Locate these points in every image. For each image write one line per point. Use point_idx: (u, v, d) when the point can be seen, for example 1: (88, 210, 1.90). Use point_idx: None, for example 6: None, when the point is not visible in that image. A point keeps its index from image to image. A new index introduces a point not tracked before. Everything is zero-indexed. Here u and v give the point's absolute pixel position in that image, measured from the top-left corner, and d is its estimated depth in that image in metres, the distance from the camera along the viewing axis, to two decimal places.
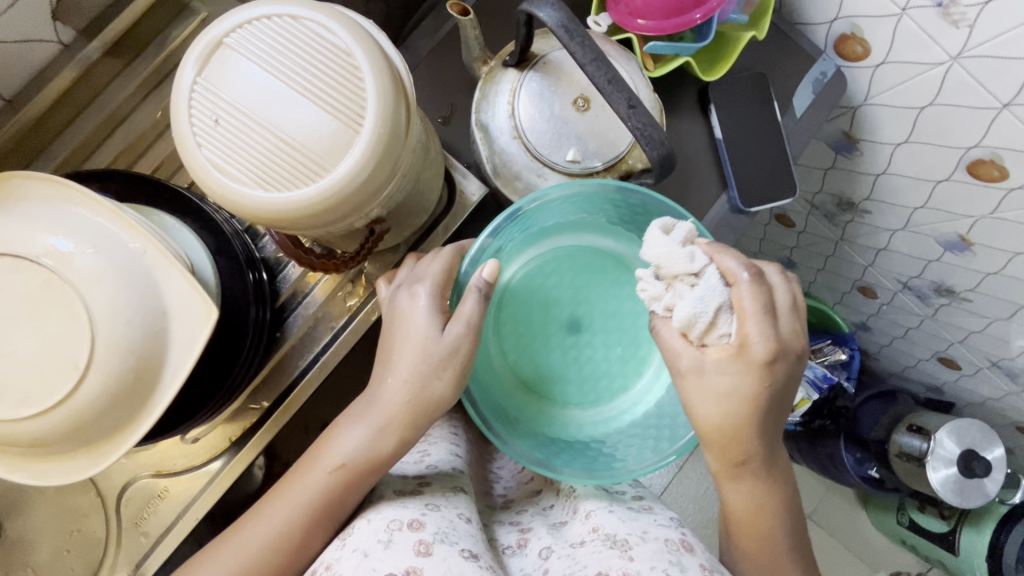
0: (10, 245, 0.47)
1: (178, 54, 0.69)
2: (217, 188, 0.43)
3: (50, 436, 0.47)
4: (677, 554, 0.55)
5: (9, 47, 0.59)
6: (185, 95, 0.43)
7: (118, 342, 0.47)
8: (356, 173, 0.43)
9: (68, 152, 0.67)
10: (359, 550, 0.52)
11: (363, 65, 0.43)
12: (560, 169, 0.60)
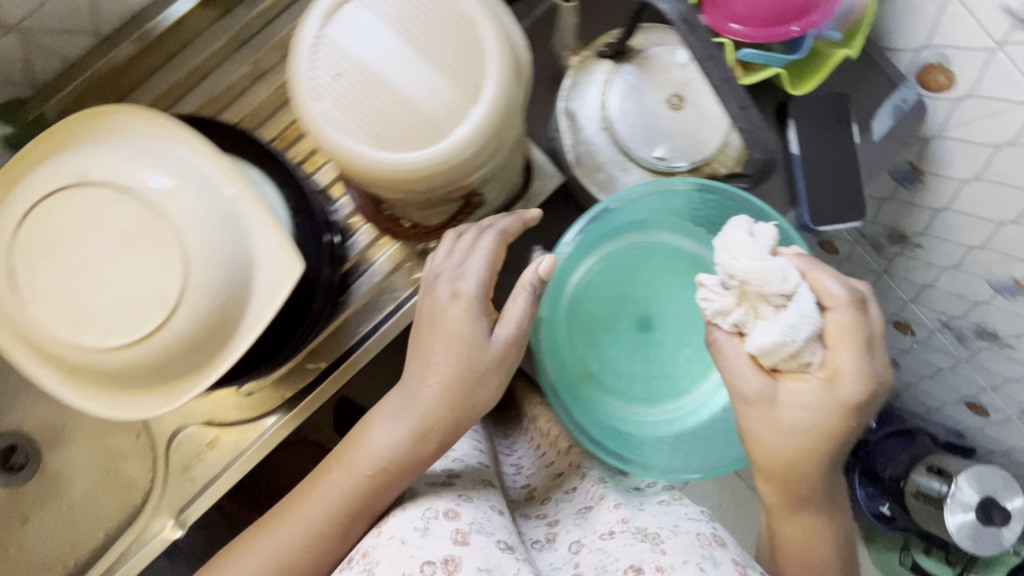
0: (110, 176, 0.47)
1: (271, 12, 0.69)
2: (328, 143, 0.43)
3: (132, 368, 0.48)
4: (709, 549, 0.54)
5: None
6: (308, 47, 0.43)
7: (208, 285, 0.48)
8: (467, 144, 0.43)
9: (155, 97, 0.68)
10: (397, 539, 0.54)
11: (486, 36, 0.43)
12: (645, 165, 0.60)
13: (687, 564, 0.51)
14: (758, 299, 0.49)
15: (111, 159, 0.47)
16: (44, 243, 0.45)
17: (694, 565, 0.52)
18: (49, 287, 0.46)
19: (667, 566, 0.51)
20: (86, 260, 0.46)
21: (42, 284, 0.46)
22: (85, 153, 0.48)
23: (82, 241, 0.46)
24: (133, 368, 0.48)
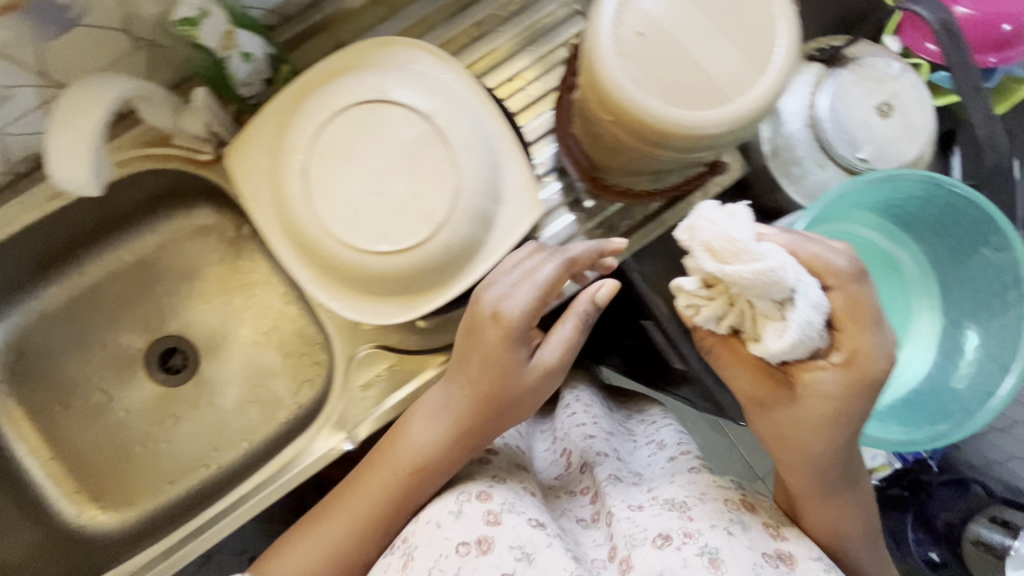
0: (399, 98, 0.51)
1: None
2: (619, 93, 0.47)
3: (387, 275, 0.52)
4: (736, 512, 0.52)
5: None
6: (615, 5, 0.47)
7: (469, 210, 0.52)
8: (747, 112, 0.46)
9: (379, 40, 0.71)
10: (433, 523, 0.54)
11: (779, 16, 0.47)
12: (843, 164, 0.64)
13: (716, 529, 0.50)
14: (753, 304, 0.42)
15: (402, 82, 0.52)
16: (341, 148, 0.50)
17: (721, 529, 0.50)
18: (337, 188, 0.50)
19: (695, 532, 0.50)
20: (372, 168, 0.50)
21: (332, 185, 0.50)
22: (379, 73, 0.52)
23: (372, 151, 0.50)
24: (387, 275, 0.52)
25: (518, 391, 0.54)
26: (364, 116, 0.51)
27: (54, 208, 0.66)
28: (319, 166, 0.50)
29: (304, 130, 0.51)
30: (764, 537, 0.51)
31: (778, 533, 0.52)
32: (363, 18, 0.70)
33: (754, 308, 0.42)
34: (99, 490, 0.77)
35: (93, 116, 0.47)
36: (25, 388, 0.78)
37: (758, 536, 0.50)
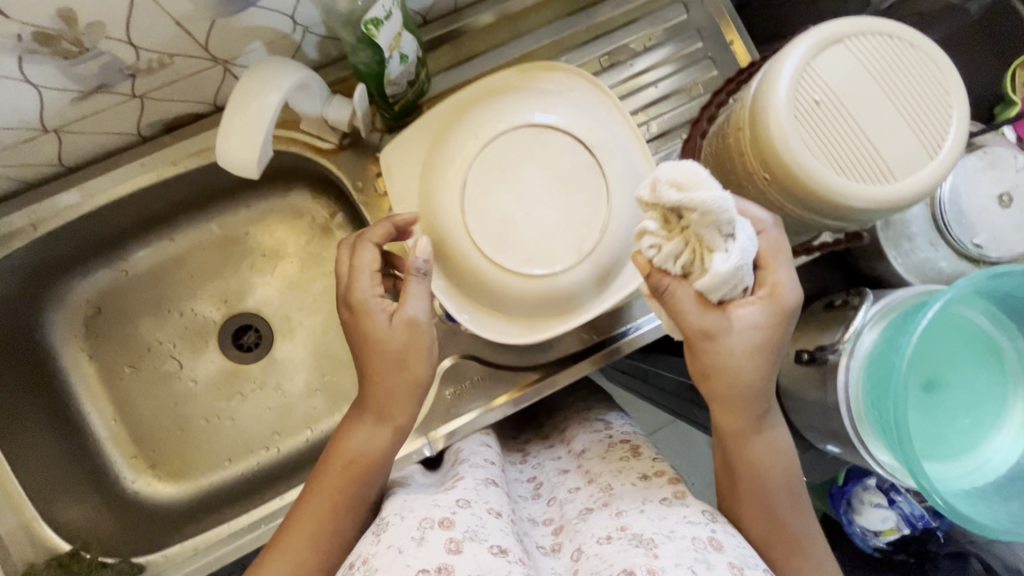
0: (563, 126, 0.53)
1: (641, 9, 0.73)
2: (790, 154, 0.47)
3: (522, 296, 0.53)
4: (703, 552, 0.45)
5: None
6: (798, 67, 0.48)
7: (613, 244, 0.53)
8: (912, 193, 0.47)
9: (517, 53, 0.71)
10: (394, 547, 0.45)
11: (954, 107, 0.48)
12: (956, 247, 0.65)
13: (680, 566, 0.43)
14: (700, 236, 0.43)
15: (565, 109, 0.53)
16: (499, 165, 0.52)
17: (686, 568, 0.43)
18: (489, 203, 0.52)
19: (659, 568, 0.44)
20: (525, 190, 0.52)
21: (484, 200, 0.52)
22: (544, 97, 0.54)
23: (528, 173, 0.52)
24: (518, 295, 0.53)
25: (386, 348, 0.52)
26: (526, 138, 0.52)
27: (169, 172, 0.66)
28: (475, 179, 0.52)
29: (465, 140, 0.52)
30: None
31: (740, 572, 0.44)
32: (501, 32, 0.71)
33: (702, 232, 0.43)
34: (158, 459, 0.76)
35: (268, 107, 0.48)
36: (98, 346, 0.77)
37: (722, 575, 0.43)
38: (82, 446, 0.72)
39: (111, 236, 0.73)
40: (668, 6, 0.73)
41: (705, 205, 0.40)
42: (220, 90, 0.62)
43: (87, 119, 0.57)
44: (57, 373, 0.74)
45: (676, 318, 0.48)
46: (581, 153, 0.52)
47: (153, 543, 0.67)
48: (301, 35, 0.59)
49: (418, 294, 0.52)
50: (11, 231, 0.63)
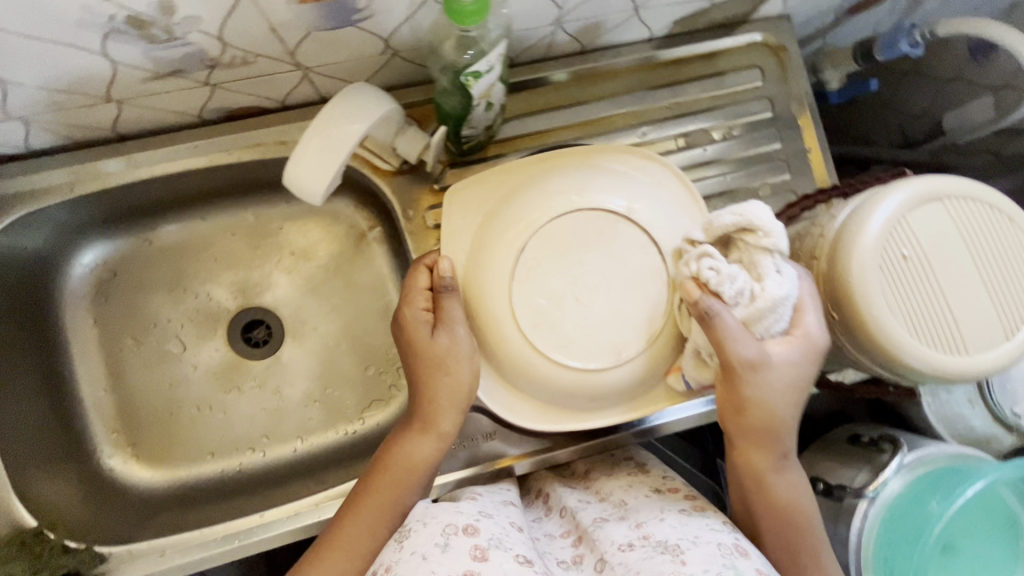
0: (640, 223, 0.54)
1: (724, 95, 0.72)
2: (866, 303, 0.46)
3: (551, 380, 0.54)
4: (731, 558, 0.47)
5: (637, 24, 0.64)
6: (893, 216, 0.46)
7: (652, 354, 0.54)
8: (977, 370, 0.46)
9: (593, 113, 0.70)
10: (418, 555, 0.47)
11: None
12: (994, 410, 0.63)
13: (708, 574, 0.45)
14: (752, 258, 0.46)
15: (644, 213, 0.54)
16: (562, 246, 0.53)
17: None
18: (540, 279, 0.53)
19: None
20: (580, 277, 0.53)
21: (538, 273, 0.53)
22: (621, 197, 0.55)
23: (585, 260, 0.53)
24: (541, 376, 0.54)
25: (432, 357, 0.54)
26: (596, 226, 0.54)
27: (222, 159, 0.64)
28: (534, 253, 0.53)
29: (536, 210, 0.54)
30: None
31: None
32: (581, 89, 0.70)
33: (752, 255, 0.46)
34: (139, 440, 0.73)
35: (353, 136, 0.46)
36: (105, 311, 0.74)
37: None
38: (66, 413, 0.70)
39: (146, 205, 0.71)
40: (752, 100, 0.72)
41: (757, 224, 0.44)
42: (293, 91, 0.60)
43: (153, 96, 0.55)
44: (57, 333, 0.71)
45: (719, 345, 0.46)
46: (645, 259, 0.54)
47: (119, 534, 0.65)
48: (388, 57, 0.57)
49: (455, 310, 0.54)
50: (48, 186, 0.61)
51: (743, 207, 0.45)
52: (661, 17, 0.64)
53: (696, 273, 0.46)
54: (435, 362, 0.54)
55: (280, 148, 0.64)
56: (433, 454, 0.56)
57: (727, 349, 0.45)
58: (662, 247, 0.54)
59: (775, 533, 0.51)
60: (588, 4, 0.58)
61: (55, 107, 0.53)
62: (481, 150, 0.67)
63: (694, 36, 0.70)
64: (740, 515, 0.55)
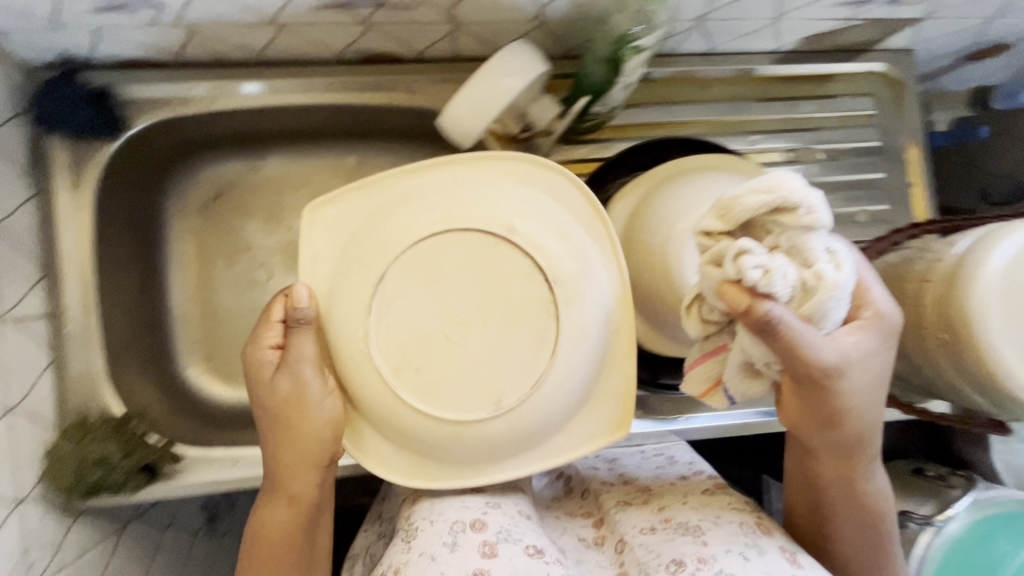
0: (535, 249, 0.47)
1: (833, 119, 0.73)
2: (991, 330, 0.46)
3: (416, 434, 0.49)
4: (753, 536, 0.47)
5: (770, 34, 0.66)
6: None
7: (557, 394, 0.48)
8: None
9: (704, 115, 0.71)
10: (426, 555, 0.46)
11: None
12: None
13: (732, 555, 0.45)
14: (792, 246, 0.37)
15: (531, 224, 0.48)
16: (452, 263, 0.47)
17: (738, 556, 0.45)
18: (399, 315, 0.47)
19: (711, 558, 0.45)
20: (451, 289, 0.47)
21: (403, 303, 0.47)
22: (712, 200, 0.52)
23: (455, 293, 0.47)
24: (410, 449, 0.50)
25: (275, 403, 0.50)
26: (478, 251, 0.47)
27: (351, 99, 0.66)
28: (395, 282, 0.47)
29: (398, 228, 0.48)
30: (780, 563, 0.44)
31: (793, 558, 0.45)
32: (698, 89, 0.71)
33: (792, 238, 0.37)
34: (214, 357, 0.75)
35: (506, 92, 0.48)
36: (202, 230, 0.76)
37: (776, 561, 0.44)
38: (155, 319, 0.72)
39: (261, 135, 0.73)
40: (863, 127, 0.74)
41: (795, 200, 0.36)
42: (433, 45, 0.63)
43: (311, 26, 0.57)
44: (157, 242, 0.73)
45: (780, 348, 0.38)
46: (531, 289, 0.47)
47: (193, 439, 0.66)
48: (534, 26, 0.59)
49: (301, 349, 0.49)
50: (187, 98, 0.64)
51: (773, 180, 0.37)
52: (794, 31, 0.66)
53: (737, 275, 0.37)
54: (288, 408, 0.49)
55: (408, 97, 0.67)
56: (325, 474, 0.52)
57: (813, 361, 0.40)
58: (564, 279, 0.47)
59: (857, 545, 0.50)
60: (733, 6, 0.59)
61: (220, 23, 0.55)
62: (596, 133, 0.68)
63: (817, 57, 0.72)
64: (802, 524, 0.52)
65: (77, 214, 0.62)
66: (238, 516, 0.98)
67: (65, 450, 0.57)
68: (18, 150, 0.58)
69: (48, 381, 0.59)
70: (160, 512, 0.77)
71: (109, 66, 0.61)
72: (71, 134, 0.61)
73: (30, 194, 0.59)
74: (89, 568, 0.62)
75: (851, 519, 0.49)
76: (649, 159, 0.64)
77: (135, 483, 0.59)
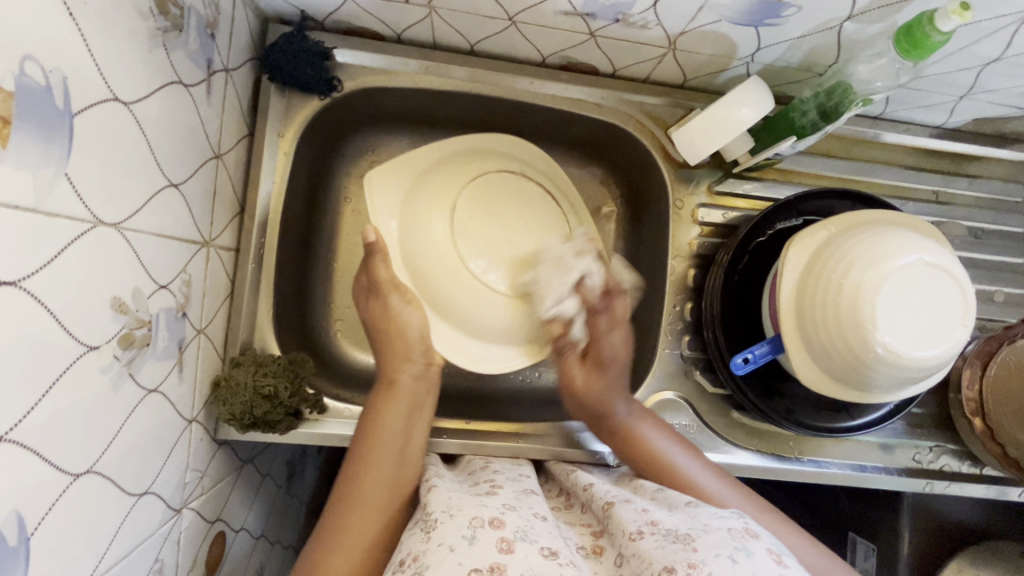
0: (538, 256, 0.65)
1: (983, 201, 0.76)
2: (845, 306, 0.53)
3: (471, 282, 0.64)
4: (742, 540, 0.43)
5: (946, 111, 0.69)
6: (905, 262, 0.53)
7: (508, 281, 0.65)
8: (866, 366, 0.54)
9: (864, 174, 0.74)
10: (445, 546, 0.44)
11: (923, 350, 0.53)
12: None
13: (720, 558, 0.41)
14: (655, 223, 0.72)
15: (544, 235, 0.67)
16: (506, 189, 0.67)
17: (727, 560, 0.41)
18: (473, 234, 0.63)
19: (700, 563, 0.41)
20: (513, 226, 0.65)
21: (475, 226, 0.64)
22: (912, 255, 0.53)
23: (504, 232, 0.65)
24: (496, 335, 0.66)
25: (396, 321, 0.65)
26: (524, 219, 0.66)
27: (541, 100, 0.70)
28: (465, 211, 0.64)
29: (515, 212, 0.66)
30: (767, 564, 0.41)
31: (779, 559, 0.42)
32: (862, 149, 0.74)
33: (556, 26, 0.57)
34: (348, 318, 0.77)
35: (733, 116, 0.58)
36: (358, 197, 0.79)
37: (763, 562, 0.41)
38: (305, 273, 0.74)
39: (436, 118, 0.76)
40: (1012, 213, 0.76)
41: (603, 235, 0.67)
42: (635, 63, 0.66)
43: (540, 28, 0.60)
44: (322, 200, 0.76)
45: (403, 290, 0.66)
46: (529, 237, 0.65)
47: (335, 393, 0.68)
48: (742, 63, 0.62)
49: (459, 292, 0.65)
50: (394, 72, 0.67)
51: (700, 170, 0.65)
52: (971, 112, 0.69)
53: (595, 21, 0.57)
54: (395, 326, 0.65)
55: (594, 109, 0.71)
56: (421, 368, 0.64)
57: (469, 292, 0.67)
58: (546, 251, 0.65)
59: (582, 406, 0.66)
60: (933, 79, 0.62)
61: (463, 11, 0.59)
62: (761, 170, 0.71)
63: (980, 139, 0.74)
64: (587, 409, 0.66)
65: (275, 161, 0.65)
66: (307, 478, 0.98)
67: (240, 380, 0.58)
68: (243, 92, 0.61)
69: (224, 312, 0.62)
70: (263, 459, 0.78)
71: (330, 30, 0.65)
72: (289, 86, 0.64)
73: (241, 134, 0.62)
74: (216, 499, 0.63)
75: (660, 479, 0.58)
76: (817, 206, 0.67)
77: (287, 423, 0.60)
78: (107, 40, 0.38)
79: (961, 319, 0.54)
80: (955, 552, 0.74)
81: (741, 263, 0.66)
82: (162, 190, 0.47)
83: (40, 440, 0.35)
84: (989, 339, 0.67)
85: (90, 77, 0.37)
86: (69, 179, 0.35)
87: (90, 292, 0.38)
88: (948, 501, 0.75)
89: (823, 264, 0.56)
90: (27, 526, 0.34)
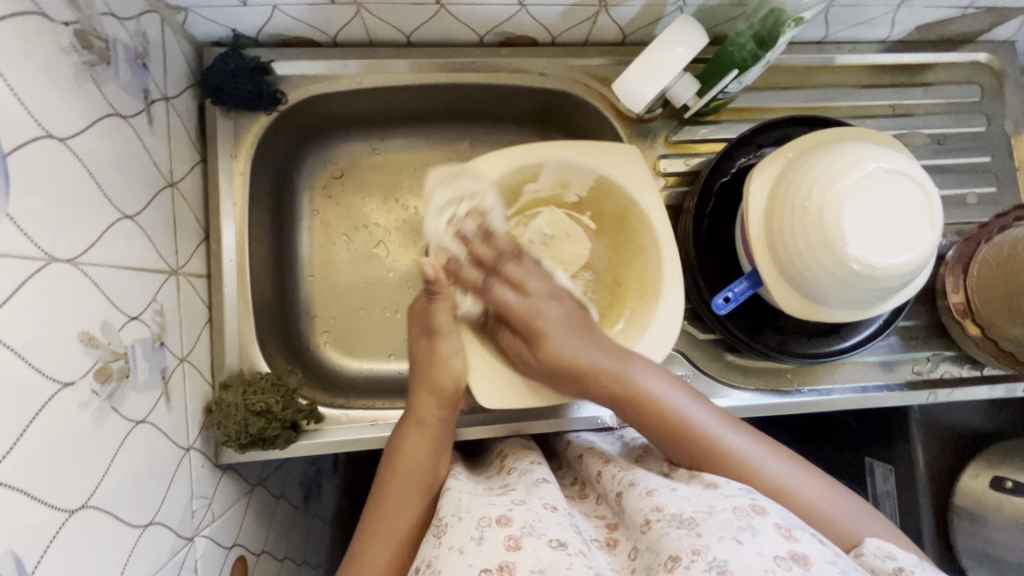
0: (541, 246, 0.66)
1: (942, 105, 0.76)
2: (808, 229, 0.53)
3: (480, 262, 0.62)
4: (747, 519, 0.42)
5: (885, 23, 0.69)
6: (864, 172, 0.53)
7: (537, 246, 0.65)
8: (840, 286, 0.54)
9: (821, 98, 0.74)
10: (456, 549, 0.44)
11: (896, 258, 0.52)
12: None
13: (725, 540, 0.40)
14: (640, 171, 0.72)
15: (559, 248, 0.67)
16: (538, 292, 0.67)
17: (732, 541, 0.40)
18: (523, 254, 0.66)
19: (704, 548, 0.40)
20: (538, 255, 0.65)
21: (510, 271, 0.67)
22: (870, 164, 0.53)
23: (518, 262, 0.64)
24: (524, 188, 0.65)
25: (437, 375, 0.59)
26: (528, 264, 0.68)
27: (486, 78, 0.70)
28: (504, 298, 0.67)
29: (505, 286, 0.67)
30: (776, 540, 0.40)
31: (789, 534, 0.41)
32: (812, 75, 0.74)
33: None
34: (334, 327, 0.77)
35: (679, 59, 0.58)
36: (324, 208, 0.79)
37: (771, 538, 0.40)
38: (285, 291, 0.74)
39: (389, 117, 0.76)
40: (972, 113, 0.76)
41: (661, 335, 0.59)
42: (571, 28, 0.66)
43: (469, 7, 0.60)
44: (290, 216, 0.76)
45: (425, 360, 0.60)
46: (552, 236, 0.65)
47: (330, 401, 0.68)
48: (674, 8, 0.62)
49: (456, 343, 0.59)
50: (336, 75, 0.67)
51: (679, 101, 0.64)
52: (911, 19, 0.69)
53: None
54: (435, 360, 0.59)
55: (540, 79, 0.70)
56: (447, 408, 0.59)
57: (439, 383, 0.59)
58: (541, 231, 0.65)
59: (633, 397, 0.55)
60: None
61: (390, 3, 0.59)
62: (714, 113, 0.72)
63: (924, 45, 0.74)
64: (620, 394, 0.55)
65: (232, 183, 0.65)
66: (325, 497, 0.98)
67: (231, 402, 0.58)
68: (187, 119, 0.62)
69: (206, 338, 0.62)
70: (274, 480, 0.78)
71: (266, 45, 0.65)
72: (235, 106, 0.65)
73: (194, 161, 0.63)
74: (231, 525, 0.63)
75: (658, 418, 0.55)
76: (775, 136, 0.67)
77: (287, 437, 0.60)
78: (31, 79, 0.38)
79: (929, 220, 0.54)
80: (972, 455, 0.74)
81: (709, 206, 0.67)
82: (116, 223, 0.47)
83: (29, 481, 0.35)
84: (968, 241, 0.67)
85: (17, 115, 0.37)
86: (13, 220, 0.36)
87: (55, 330, 0.39)
88: (956, 407, 0.75)
89: (784, 190, 0.56)
90: (28, 565, 0.34)
